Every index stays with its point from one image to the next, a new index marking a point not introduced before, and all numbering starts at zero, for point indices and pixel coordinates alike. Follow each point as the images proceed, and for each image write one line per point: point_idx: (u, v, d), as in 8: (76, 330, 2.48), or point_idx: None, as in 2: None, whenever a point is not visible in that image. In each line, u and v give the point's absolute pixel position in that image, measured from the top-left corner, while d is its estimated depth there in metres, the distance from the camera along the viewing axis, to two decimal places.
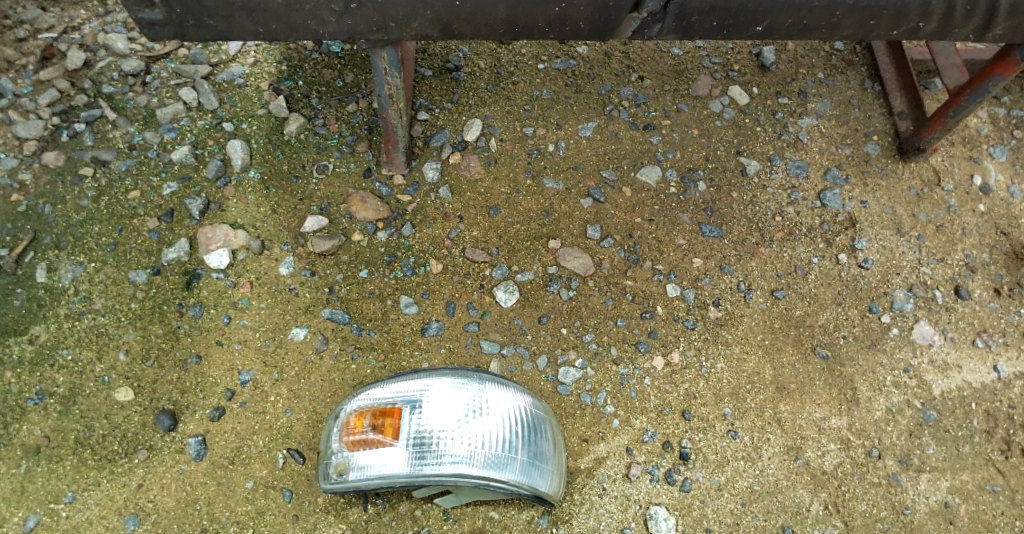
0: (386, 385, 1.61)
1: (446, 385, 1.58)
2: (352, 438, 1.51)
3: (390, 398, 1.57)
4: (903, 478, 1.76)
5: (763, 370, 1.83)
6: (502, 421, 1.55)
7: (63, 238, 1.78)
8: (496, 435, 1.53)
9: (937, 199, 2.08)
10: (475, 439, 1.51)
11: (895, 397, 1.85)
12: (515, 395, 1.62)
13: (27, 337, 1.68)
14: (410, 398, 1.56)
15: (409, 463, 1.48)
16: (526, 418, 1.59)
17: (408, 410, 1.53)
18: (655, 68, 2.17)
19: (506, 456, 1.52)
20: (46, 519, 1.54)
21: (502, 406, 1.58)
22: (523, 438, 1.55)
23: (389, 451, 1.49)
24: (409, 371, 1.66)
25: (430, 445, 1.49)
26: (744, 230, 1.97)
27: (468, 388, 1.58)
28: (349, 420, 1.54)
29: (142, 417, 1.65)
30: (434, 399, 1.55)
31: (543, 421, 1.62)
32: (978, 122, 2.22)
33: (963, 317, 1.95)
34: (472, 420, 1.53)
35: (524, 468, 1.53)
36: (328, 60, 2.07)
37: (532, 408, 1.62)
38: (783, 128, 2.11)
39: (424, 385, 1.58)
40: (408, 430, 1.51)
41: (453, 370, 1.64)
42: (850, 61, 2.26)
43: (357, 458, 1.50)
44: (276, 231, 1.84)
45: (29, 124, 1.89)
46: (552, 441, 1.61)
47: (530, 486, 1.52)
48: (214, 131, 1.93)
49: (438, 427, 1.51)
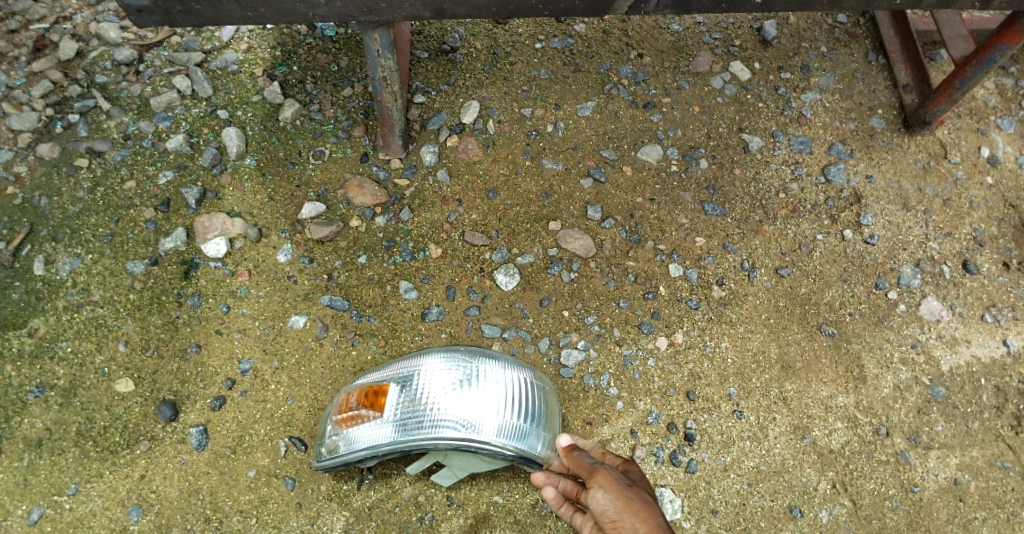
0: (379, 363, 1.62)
1: (431, 355, 1.58)
2: (344, 416, 1.53)
3: (380, 373, 1.57)
4: (912, 456, 1.74)
5: (769, 349, 1.81)
6: (489, 387, 1.52)
7: (60, 230, 1.77)
8: (484, 401, 1.51)
9: (943, 172, 2.04)
10: (461, 405, 1.49)
11: (903, 374, 1.82)
12: (505, 360, 1.60)
13: (27, 330, 1.68)
14: (399, 370, 1.56)
15: (397, 433, 1.48)
16: (516, 383, 1.56)
17: (395, 382, 1.54)
18: (655, 45, 2.13)
19: (494, 420, 1.49)
20: (50, 512, 1.55)
21: (491, 373, 1.55)
22: (512, 402, 1.52)
23: (378, 424, 1.49)
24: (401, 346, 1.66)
25: (416, 413, 1.49)
26: (747, 208, 1.94)
27: (455, 357, 1.57)
28: (342, 399, 1.55)
29: (143, 408, 1.64)
30: (420, 369, 1.55)
31: (535, 385, 1.58)
32: (985, 93, 2.17)
33: (972, 292, 1.92)
34: (457, 387, 1.51)
35: (514, 431, 1.50)
36: (323, 45, 2.04)
37: (523, 373, 1.59)
38: (786, 103, 2.08)
39: (412, 357, 1.58)
40: (395, 401, 1.51)
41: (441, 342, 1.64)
42: (855, 33, 2.21)
43: (348, 434, 1.51)
44: (274, 218, 1.83)
45: (24, 116, 1.87)
46: (546, 404, 1.57)
47: (520, 449, 1.49)
48: (209, 119, 1.91)
49: (424, 396, 1.50)
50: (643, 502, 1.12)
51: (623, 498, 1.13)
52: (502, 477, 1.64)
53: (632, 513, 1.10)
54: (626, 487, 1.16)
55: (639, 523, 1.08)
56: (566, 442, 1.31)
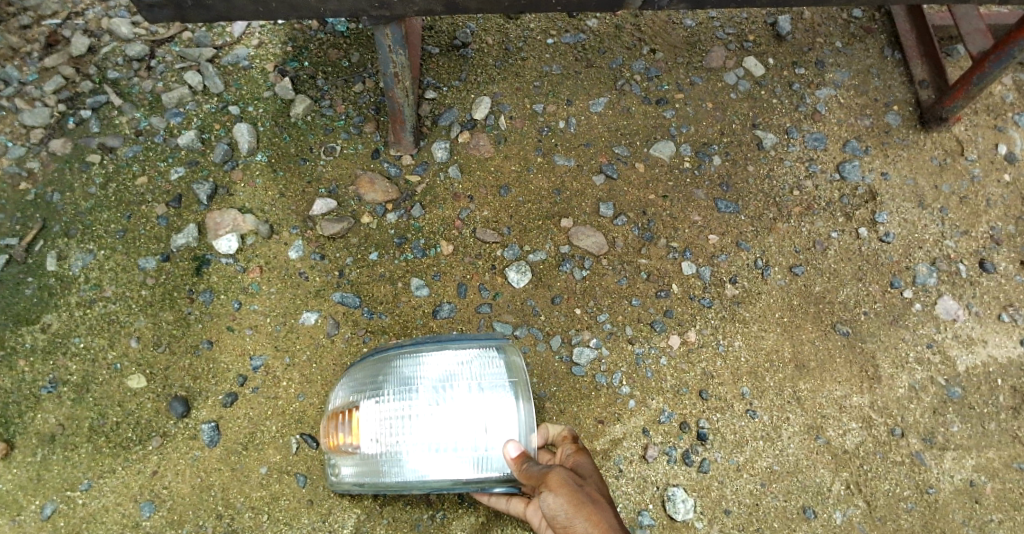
0: (350, 380, 1.45)
1: (400, 375, 1.39)
2: (327, 447, 1.41)
3: (348, 398, 1.41)
4: (927, 457, 1.73)
5: (782, 347, 1.79)
6: (463, 417, 1.35)
7: (72, 226, 1.77)
8: (457, 434, 1.34)
9: (960, 169, 2.02)
10: (433, 441, 1.34)
11: (918, 374, 1.81)
12: (481, 378, 1.39)
13: (40, 326, 1.68)
14: (364, 397, 1.39)
15: (372, 471, 1.37)
16: (494, 405, 1.36)
17: (360, 414, 1.36)
18: (668, 40, 2.11)
19: (470, 454, 1.35)
20: (63, 507, 1.56)
21: (465, 397, 1.36)
22: (490, 432, 1.35)
23: (355, 460, 1.38)
24: (369, 357, 1.47)
25: (386, 452, 1.35)
26: (761, 206, 1.93)
27: (424, 381, 1.38)
28: (322, 424, 1.42)
29: (155, 404, 1.64)
30: (385, 399, 1.36)
31: (517, 402, 1.38)
32: (1003, 89, 2.14)
33: (989, 291, 1.90)
34: (432, 417, 1.35)
35: (494, 462, 1.36)
36: (334, 40, 2.03)
37: (502, 389, 1.38)
38: (801, 99, 2.05)
39: (378, 381, 1.40)
40: (363, 437, 1.36)
41: (406, 352, 1.44)
42: (870, 28, 2.18)
43: (335, 463, 1.42)
44: (285, 215, 1.82)
45: (36, 111, 1.87)
46: (531, 420, 1.38)
47: (503, 477, 1.36)
48: (221, 115, 1.91)
49: (395, 431, 1.34)
50: (594, 503, 1.16)
51: (573, 502, 1.15)
52: None
53: (584, 517, 1.13)
54: (579, 487, 1.19)
55: (589, 524, 1.12)
56: (516, 452, 1.30)
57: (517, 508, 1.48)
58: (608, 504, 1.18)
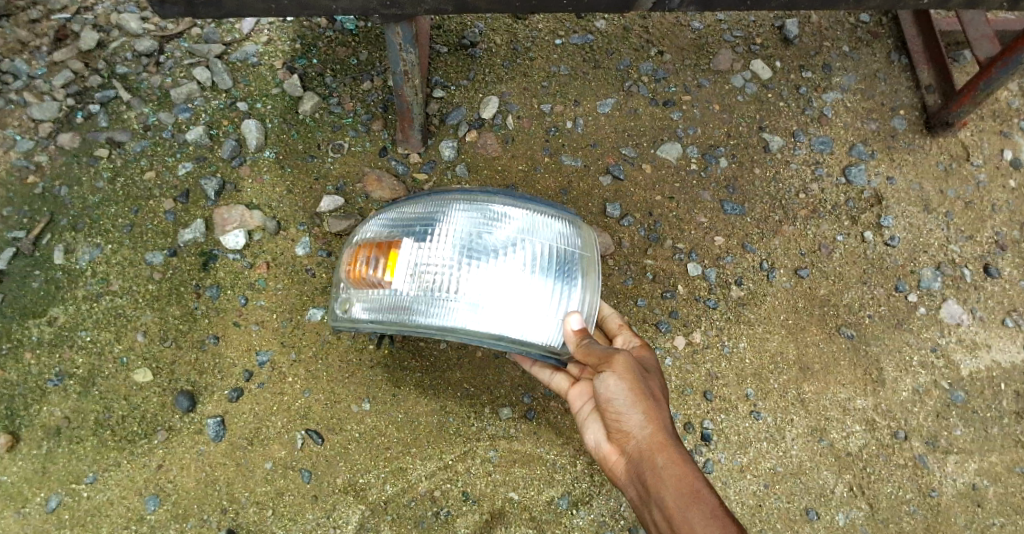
0: (396, 216, 1.39)
1: (457, 217, 1.33)
2: (353, 276, 1.36)
3: (392, 230, 1.35)
4: (930, 460, 1.75)
5: (787, 350, 1.80)
6: (517, 276, 1.30)
7: (80, 220, 1.77)
8: (509, 290, 1.29)
9: (965, 174, 2.02)
10: (481, 291, 1.28)
11: (922, 378, 1.82)
12: (544, 237, 1.36)
13: (47, 319, 1.68)
14: (414, 231, 1.33)
15: (403, 309, 1.31)
16: (553, 268, 1.34)
17: (406, 246, 1.31)
18: (676, 42, 2.10)
19: (519, 313, 1.31)
20: (68, 500, 1.58)
21: (522, 253, 1.32)
22: (544, 293, 1.32)
23: (385, 295, 1.32)
24: (422, 196, 1.41)
25: (427, 291, 1.29)
26: (768, 208, 1.93)
27: (483, 225, 1.33)
28: (351, 256, 1.37)
29: (161, 398, 1.66)
30: (438, 236, 1.31)
31: (577, 268, 1.37)
32: (1009, 95, 2.14)
33: (993, 296, 1.91)
34: (483, 267, 1.29)
35: (540, 326, 1.33)
36: (342, 38, 2.02)
37: (562, 255, 1.36)
38: (807, 103, 2.06)
39: (433, 216, 1.34)
40: (404, 270, 1.30)
41: (467, 198, 1.38)
42: (877, 33, 2.18)
43: (358, 296, 1.36)
44: (292, 211, 1.82)
45: (44, 105, 1.87)
46: (587, 291, 1.38)
47: (538, 345, 1.34)
48: (229, 111, 1.91)
49: (441, 272, 1.28)
50: (653, 399, 1.26)
51: (635, 392, 1.26)
52: (517, 475, 1.68)
53: (642, 410, 1.25)
54: (642, 378, 1.28)
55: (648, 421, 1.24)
56: (578, 326, 1.32)
57: (560, 383, 1.54)
58: (664, 402, 1.29)
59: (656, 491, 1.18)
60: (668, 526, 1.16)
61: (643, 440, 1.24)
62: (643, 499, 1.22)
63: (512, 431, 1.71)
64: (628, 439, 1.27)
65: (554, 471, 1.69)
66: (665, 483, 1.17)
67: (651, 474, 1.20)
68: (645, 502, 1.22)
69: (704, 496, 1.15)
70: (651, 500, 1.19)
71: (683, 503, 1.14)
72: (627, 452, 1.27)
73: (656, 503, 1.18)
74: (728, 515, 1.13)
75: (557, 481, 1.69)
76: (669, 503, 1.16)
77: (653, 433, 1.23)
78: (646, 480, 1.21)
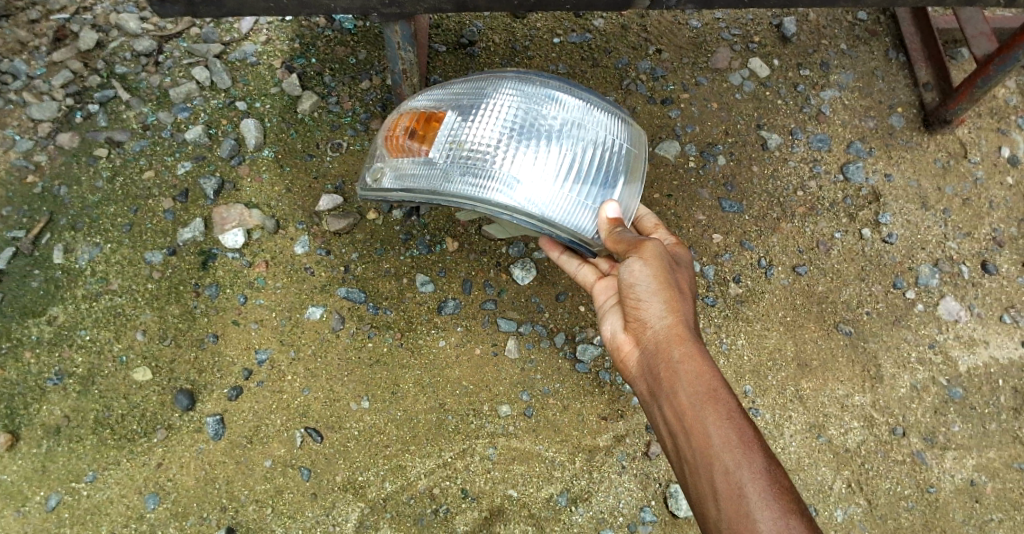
0: (445, 91, 1.45)
1: (505, 92, 1.39)
2: (391, 145, 1.43)
3: (438, 101, 1.42)
4: (928, 456, 1.76)
5: (785, 346, 1.81)
6: (554, 157, 1.34)
7: (79, 219, 1.77)
8: (545, 168, 1.33)
9: (963, 171, 2.03)
10: (517, 163, 1.32)
11: (920, 374, 1.83)
12: (587, 123, 1.40)
13: (46, 318, 1.69)
14: (460, 103, 1.39)
15: (435, 175, 1.35)
16: (591, 155, 1.38)
17: (448, 118, 1.38)
18: (673, 41, 2.10)
19: (553, 190, 1.33)
20: (67, 498, 1.58)
21: (563, 139, 1.36)
22: (580, 180, 1.36)
23: (419, 162, 1.37)
24: (474, 76, 1.47)
25: (462, 159, 1.34)
26: (766, 206, 1.94)
27: (528, 102, 1.38)
28: (394, 126, 1.44)
29: (160, 397, 1.66)
30: (482, 110, 1.37)
31: (617, 161, 1.40)
32: (1007, 92, 2.14)
33: (991, 292, 1.92)
34: (523, 146, 1.33)
35: (573, 209, 1.35)
36: (341, 37, 2.02)
37: (604, 142, 1.40)
38: (805, 101, 2.06)
39: (481, 91, 1.40)
40: (443, 139, 1.36)
41: (518, 76, 1.43)
42: (874, 31, 2.19)
43: (391, 166, 1.41)
44: (291, 210, 1.83)
45: (44, 105, 1.87)
46: (624, 181, 1.41)
47: (569, 233, 1.35)
48: (228, 110, 1.91)
49: (480, 144, 1.34)
50: (677, 292, 1.29)
51: (660, 277, 1.29)
52: (516, 472, 1.69)
53: (666, 296, 1.28)
54: (669, 270, 1.31)
55: (672, 310, 1.27)
56: (614, 215, 1.35)
57: (586, 276, 1.55)
58: (687, 298, 1.32)
59: (670, 384, 1.21)
60: (678, 419, 1.19)
61: (663, 331, 1.26)
62: (653, 391, 1.25)
63: (511, 428, 1.72)
64: (645, 329, 1.29)
65: (554, 468, 1.70)
66: (680, 377, 1.20)
67: (665, 365, 1.23)
68: (655, 393, 1.25)
69: (719, 395, 1.17)
70: (662, 392, 1.22)
71: (697, 398, 1.17)
72: (643, 342, 1.30)
73: (668, 395, 1.21)
74: (740, 414, 1.16)
75: (556, 479, 1.69)
76: (682, 397, 1.18)
77: (674, 325, 1.26)
78: (660, 372, 1.24)
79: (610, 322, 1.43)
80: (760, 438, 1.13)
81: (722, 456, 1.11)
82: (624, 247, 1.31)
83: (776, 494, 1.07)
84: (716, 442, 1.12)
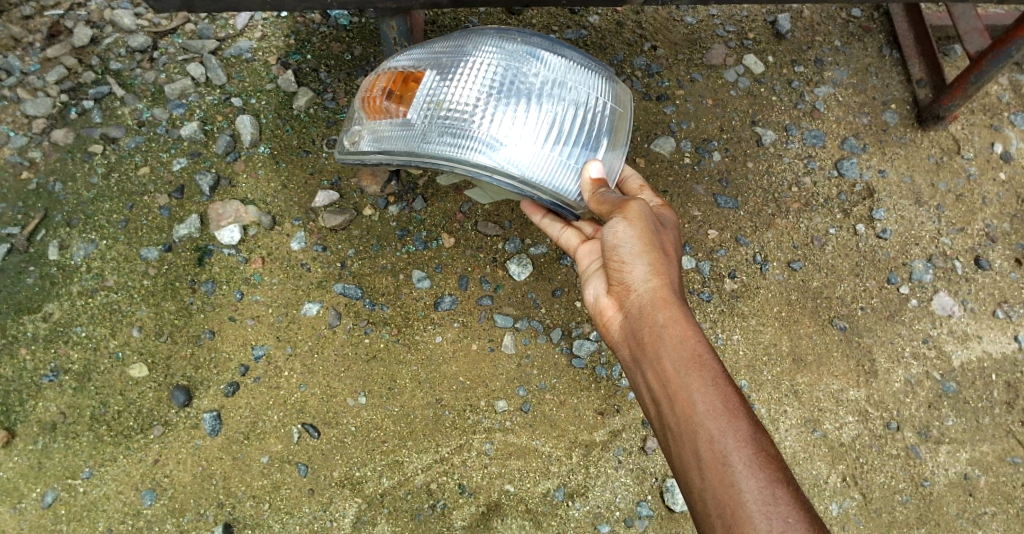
0: (424, 50, 1.44)
1: (485, 51, 1.39)
2: (369, 107, 1.43)
3: (417, 62, 1.43)
4: (922, 450, 1.78)
5: (780, 341, 1.82)
6: (535, 117, 1.35)
7: (74, 216, 1.77)
8: (526, 127, 1.34)
9: (956, 167, 2.04)
10: (496, 123, 1.33)
11: (914, 369, 1.84)
12: (568, 81, 1.40)
13: (42, 315, 1.68)
14: (439, 63, 1.40)
15: (413, 137, 1.36)
16: (572, 114, 1.39)
17: (426, 78, 1.39)
18: (669, 37, 2.10)
19: (533, 150, 1.34)
20: (64, 495, 1.58)
21: (545, 99, 1.37)
22: (561, 141, 1.37)
23: (398, 124, 1.38)
24: (454, 33, 1.47)
25: (441, 119, 1.34)
26: (761, 201, 1.94)
27: (509, 59, 1.38)
28: (371, 87, 1.44)
29: (157, 393, 1.66)
30: (462, 68, 1.37)
31: (599, 122, 1.42)
32: (999, 89, 2.15)
33: (984, 287, 1.93)
34: (502, 106, 1.34)
35: (554, 171, 1.36)
36: (336, 34, 2.00)
37: (585, 100, 1.41)
38: (800, 97, 2.07)
39: (460, 49, 1.40)
40: (421, 99, 1.37)
41: (499, 34, 1.43)
42: (868, 28, 2.19)
43: (369, 129, 1.42)
44: (287, 206, 1.82)
45: (38, 101, 1.86)
46: (605, 140, 1.42)
47: (548, 196, 1.37)
48: (223, 106, 1.89)
49: (458, 104, 1.34)
50: (662, 254, 1.29)
51: (645, 239, 1.29)
52: (513, 467, 1.69)
53: (650, 257, 1.28)
54: (655, 232, 1.31)
55: (656, 272, 1.27)
56: (597, 176, 1.37)
57: (569, 239, 1.56)
58: (672, 260, 1.32)
59: (654, 350, 1.21)
60: (662, 386, 1.19)
61: (647, 295, 1.27)
62: (637, 357, 1.26)
63: (508, 424, 1.72)
64: (630, 293, 1.30)
65: (551, 463, 1.70)
66: (665, 342, 1.20)
67: (650, 331, 1.23)
68: (639, 359, 1.25)
69: (705, 361, 1.17)
70: (647, 357, 1.23)
71: (682, 364, 1.17)
72: (627, 307, 1.30)
73: (653, 361, 1.22)
74: (726, 381, 1.16)
75: (552, 474, 1.70)
76: (667, 363, 1.19)
77: (658, 288, 1.26)
78: (644, 336, 1.24)
79: (595, 288, 1.43)
80: (745, 405, 1.14)
81: (707, 424, 1.11)
82: (608, 208, 1.32)
83: (761, 462, 1.08)
84: (700, 410, 1.13)
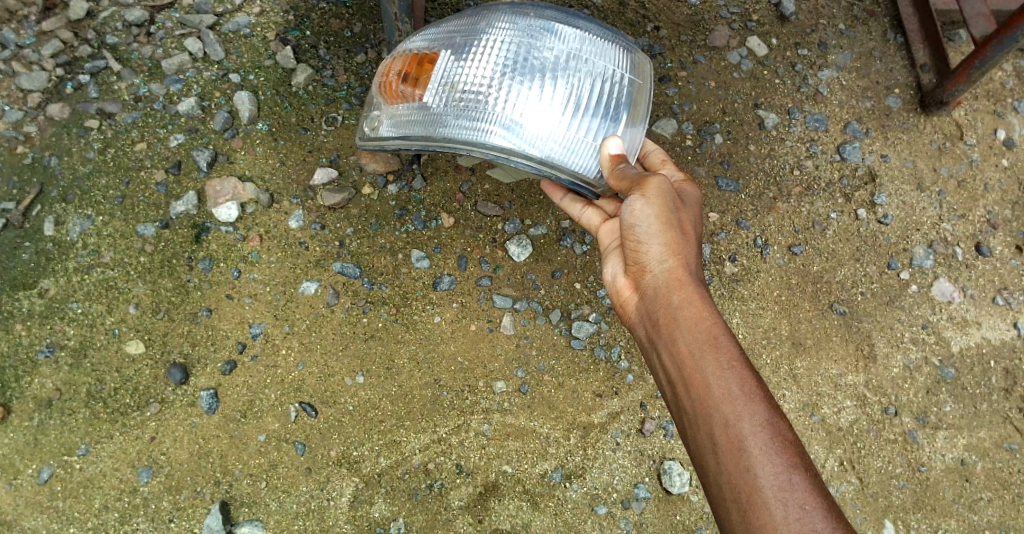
0: (439, 29, 1.43)
1: (500, 28, 1.36)
2: (387, 93, 1.42)
3: (432, 42, 1.41)
4: (919, 436, 1.78)
5: (779, 325, 1.82)
6: (552, 94, 1.33)
7: (70, 192, 1.74)
8: (543, 104, 1.32)
9: (959, 153, 2.03)
10: (512, 102, 1.31)
11: (913, 354, 1.84)
12: (584, 54, 1.37)
13: (37, 291, 1.67)
14: (453, 43, 1.38)
15: (429, 120, 1.35)
16: (589, 89, 1.37)
17: (441, 58, 1.37)
18: (672, 18, 2.06)
19: (550, 130, 1.33)
20: (60, 472, 1.57)
21: (561, 73, 1.35)
22: (579, 116, 1.35)
23: (414, 108, 1.37)
24: (467, 10, 1.45)
25: (456, 100, 1.33)
26: (762, 185, 1.93)
27: (522, 35, 1.35)
28: (388, 70, 1.43)
29: (154, 371, 1.65)
30: (475, 46, 1.35)
31: (618, 96, 1.39)
32: (1003, 75, 2.13)
33: (984, 274, 1.93)
34: (518, 84, 1.32)
35: (573, 150, 1.35)
36: (336, 10, 1.97)
37: (603, 73, 1.38)
38: (803, 80, 2.05)
39: (473, 27, 1.38)
40: (435, 81, 1.35)
41: (514, 10, 1.40)
42: (874, 12, 2.16)
43: (388, 114, 1.42)
44: (285, 184, 1.80)
45: (33, 75, 1.83)
46: (625, 115, 1.40)
47: (568, 175, 1.36)
48: (221, 82, 1.87)
49: (473, 85, 1.32)
50: (678, 233, 1.28)
51: (662, 217, 1.28)
52: (511, 448, 1.69)
53: (667, 236, 1.27)
54: (672, 209, 1.30)
55: (673, 252, 1.27)
56: (616, 152, 1.35)
57: (590, 219, 1.54)
58: (690, 239, 1.31)
59: (670, 332, 1.21)
60: (677, 369, 1.18)
61: (662, 276, 1.26)
62: (652, 338, 1.26)
63: (506, 404, 1.72)
64: (645, 274, 1.29)
65: (548, 444, 1.70)
66: (680, 325, 1.20)
67: (665, 312, 1.23)
68: (654, 340, 1.25)
69: (720, 342, 1.17)
70: (662, 339, 1.22)
71: (698, 346, 1.17)
72: (643, 288, 1.30)
73: (668, 342, 1.21)
74: (742, 364, 1.15)
75: (550, 454, 1.70)
76: (682, 345, 1.18)
77: (673, 269, 1.26)
78: (659, 318, 1.24)
79: (613, 269, 1.42)
80: (762, 389, 1.13)
81: (723, 408, 1.11)
82: (627, 185, 1.30)
83: (778, 447, 1.08)
84: (716, 393, 1.12)
